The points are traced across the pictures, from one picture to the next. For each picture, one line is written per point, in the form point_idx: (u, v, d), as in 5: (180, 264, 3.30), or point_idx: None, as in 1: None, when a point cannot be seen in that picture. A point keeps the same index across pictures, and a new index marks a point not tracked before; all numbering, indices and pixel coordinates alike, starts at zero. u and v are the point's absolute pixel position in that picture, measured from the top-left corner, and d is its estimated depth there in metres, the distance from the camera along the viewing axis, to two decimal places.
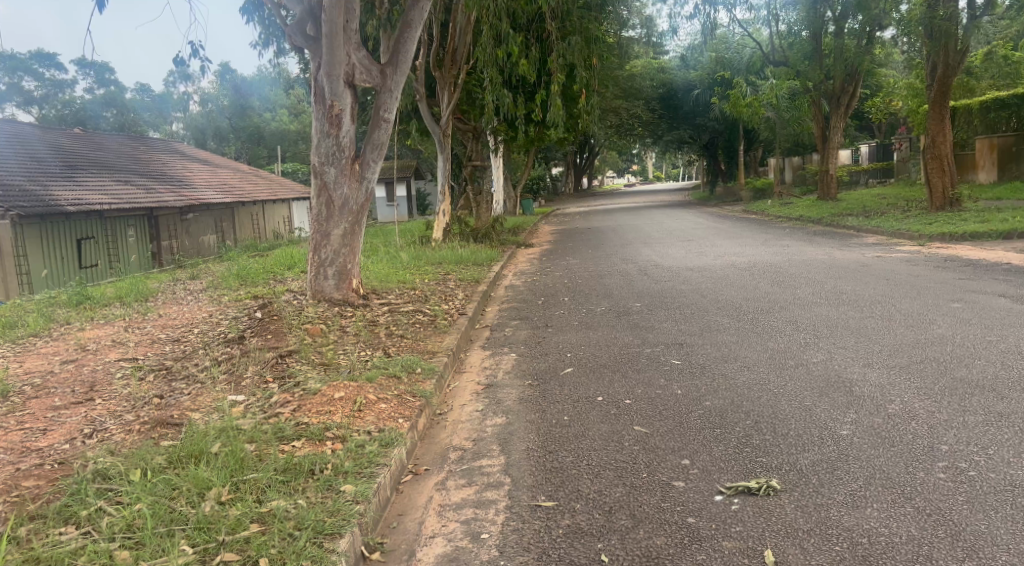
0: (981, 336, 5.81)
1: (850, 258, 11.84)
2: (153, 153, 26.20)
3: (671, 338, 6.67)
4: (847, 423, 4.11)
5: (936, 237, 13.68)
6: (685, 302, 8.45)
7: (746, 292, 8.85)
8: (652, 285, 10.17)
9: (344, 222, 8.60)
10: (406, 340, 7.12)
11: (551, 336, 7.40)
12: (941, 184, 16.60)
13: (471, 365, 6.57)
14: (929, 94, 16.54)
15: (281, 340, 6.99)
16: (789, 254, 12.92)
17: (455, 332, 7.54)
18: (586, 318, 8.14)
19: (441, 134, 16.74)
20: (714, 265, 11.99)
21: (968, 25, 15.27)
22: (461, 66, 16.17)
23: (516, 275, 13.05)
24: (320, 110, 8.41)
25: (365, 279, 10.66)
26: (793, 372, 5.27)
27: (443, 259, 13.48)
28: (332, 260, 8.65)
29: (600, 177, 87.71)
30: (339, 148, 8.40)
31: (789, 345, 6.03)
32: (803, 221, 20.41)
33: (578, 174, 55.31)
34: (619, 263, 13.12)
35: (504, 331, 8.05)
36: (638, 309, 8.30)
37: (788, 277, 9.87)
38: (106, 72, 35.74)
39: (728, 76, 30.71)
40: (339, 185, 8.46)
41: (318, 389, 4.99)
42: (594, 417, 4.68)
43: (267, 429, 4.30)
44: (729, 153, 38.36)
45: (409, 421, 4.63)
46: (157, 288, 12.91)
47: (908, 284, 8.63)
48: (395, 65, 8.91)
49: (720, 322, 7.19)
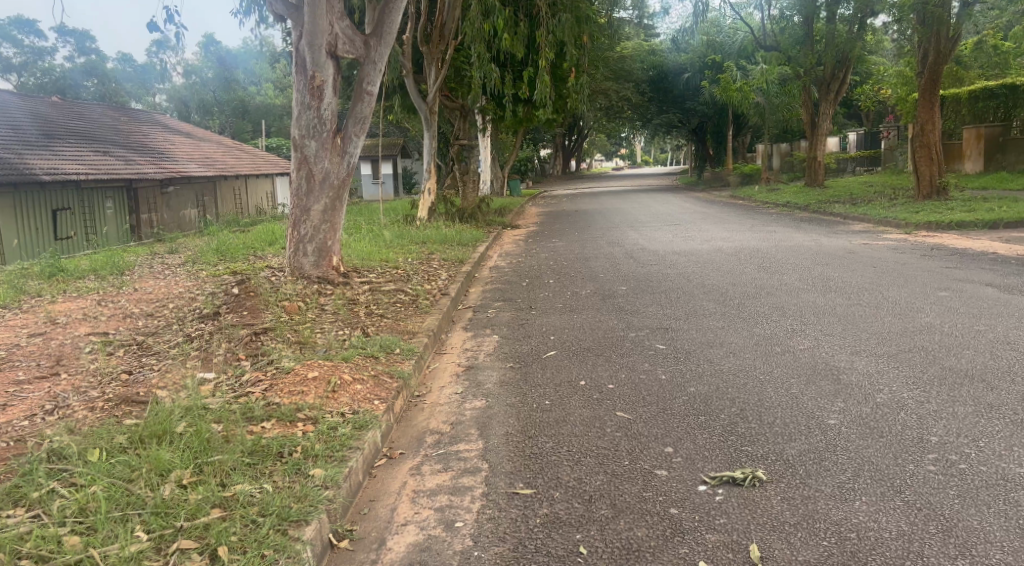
0: (968, 326, 5.71)
1: (836, 245, 11.76)
2: (134, 124, 25.71)
3: (657, 323, 6.56)
4: (835, 413, 4.00)
5: (922, 225, 13.62)
6: (671, 287, 8.33)
7: (733, 277, 8.75)
8: (639, 268, 10.05)
9: (325, 198, 8.39)
10: (386, 320, 6.96)
11: (534, 318, 7.27)
12: (929, 172, 16.53)
13: (453, 347, 6.42)
14: (920, 82, 16.43)
15: (257, 317, 6.83)
16: (776, 240, 12.83)
17: (436, 312, 7.37)
18: (571, 300, 8.02)
19: (428, 111, 16.47)
20: (701, 249, 11.89)
21: (961, 11, 15.16)
22: (449, 41, 15.88)
23: (501, 256, 12.90)
24: (301, 81, 8.18)
25: (346, 256, 10.46)
26: (779, 359, 5.17)
27: (427, 238, 13.28)
28: (312, 236, 8.45)
29: (588, 160, 87.39)
30: (320, 120, 8.19)
31: (777, 332, 5.92)
32: (790, 208, 20.37)
33: (566, 157, 55.03)
34: (606, 246, 12.98)
35: (487, 312, 7.91)
36: (623, 293, 8.18)
37: (775, 263, 9.77)
38: (87, 40, 35.04)
39: (718, 60, 30.57)
40: (320, 159, 8.24)
41: (292, 368, 4.83)
42: (575, 402, 4.55)
43: (236, 409, 4.14)
44: (717, 139, 38.24)
45: (385, 403, 4.49)
46: (133, 262, 12.64)
47: (895, 273, 8.55)
48: (379, 37, 8.68)
49: (705, 307, 7.07)
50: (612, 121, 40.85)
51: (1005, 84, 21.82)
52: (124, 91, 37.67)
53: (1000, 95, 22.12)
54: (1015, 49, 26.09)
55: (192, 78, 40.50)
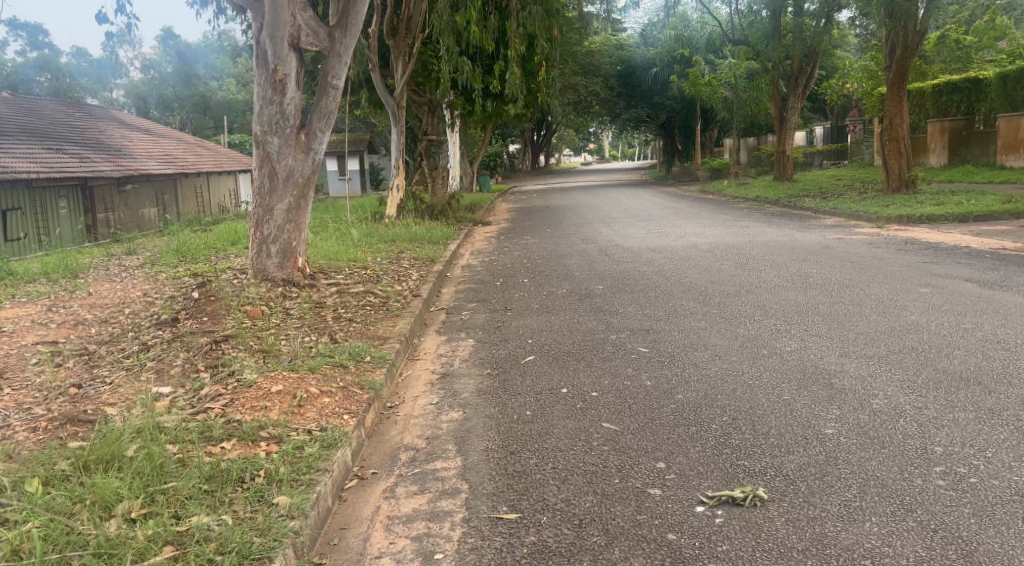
0: (954, 323, 5.59)
1: (811, 240, 11.68)
2: (89, 120, 24.92)
3: (637, 324, 6.35)
4: (831, 421, 3.81)
5: (893, 219, 13.63)
6: (648, 285, 8.14)
7: (711, 274, 8.58)
8: (614, 266, 9.85)
9: (289, 196, 8.03)
10: (356, 324, 6.65)
11: (510, 320, 7.01)
12: (897, 166, 16.60)
13: (426, 353, 6.13)
14: (888, 75, 16.45)
15: (218, 323, 6.48)
16: (750, 235, 12.72)
17: (408, 315, 7.07)
18: (547, 301, 7.78)
19: (395, 106, 16.09)
20: (675, 245, 11.74)
21: (929, 3, 15.18)
22: (415, 34, 15.59)
23: (473, 254, 12.63)
24: (263, 75, 7.81)
25: (312, 256, 10.10)
26: (766, 362, 4.98)
27: (397, 236, 12.96)
28: (275, 237, 8.09)
29: (557, 155, 87.17)
30: (283, 116, 7.84)
31: (762, 333, 5.73)
32: (760, 202, 20.37)
33: (535, 152, 54.80)
34: (579, 243, 12.78)
35: (460, 314, 7.63)
36: (600, 292, 7.96)
37: (752, 259, 9.64)
38: (40, 33, 33.90)
39: (686, 54, 30.57)
40: (283, 156, 7.89)
41: (253, 381, 4.50)
42: (558, 412, 4.31)
43: (194, 428, 3.83)
44: (686, 133, 38.32)
45: (356, 417, 4.20)
46: (88, 264, 12.13)
47: (873, 268, 8.46)
48: (344, 29, 8.32)
49: (686, 307, 6.89)
50: (580, 116, 40.72)
51: (968, 77, 22.07)
52: (79, 87, 36.56)
53: (963, 89, 22.37)
54: (977, 44, 26.42)
55: (151, 72, 39.49)
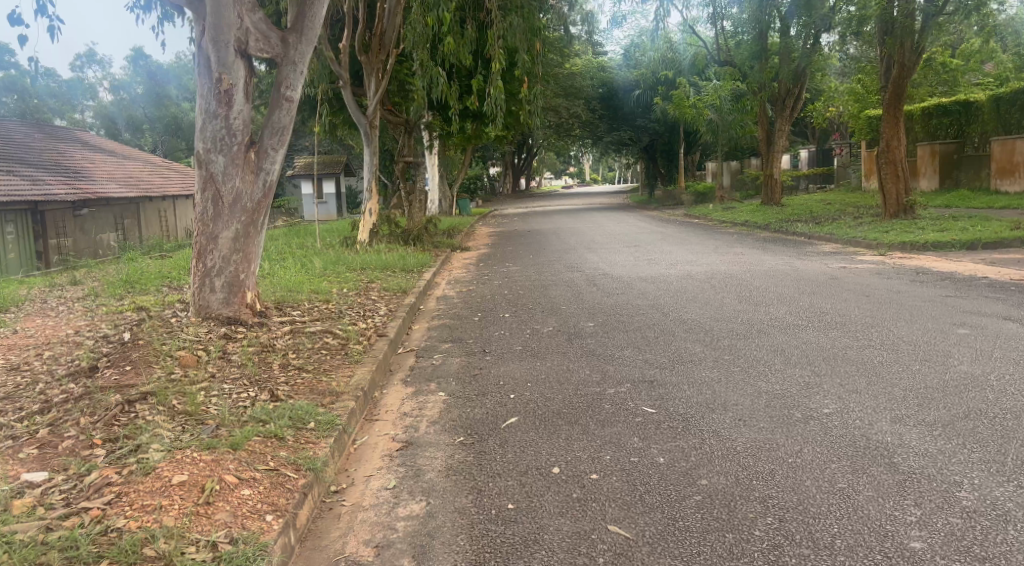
0: (1018, 377, 4.68)
1: (814, 270, 10.83)
2: (48, 140, 23.77)
3: (639, 374, 5.40)
4: (915, 528, 2.86)
5: (895, 246, 12.87)
6: (645, 323, 7.19)
7: (714, 310, 7.66)
8: (604, 299, 8.94)
9: (236, 222, 7.02)
10: (306, 374, 5.62)
11: (491, 367, 6.02)
12: (895, 190, 15.78)
13: (387, 412, 5.11)
14: (884, 96, 15.79)
15: (142, 375, 5.45)
16: (747, 263, 11.86)
17: (370, 362, 6.06)
18: (530, 342, 6.82)
19: (368, 125, 15.14)
20: (668, 274, 10.85)
21: (928, 17, 14.54)
22: (389, 50, 14.69)
23: (450, 283, 11.65)
24: (206, 85, 6.85)
25: (269, 289, 9.05)
26: (803, 431, 4.03)
27: (367, 264, 11.96)
28: (220, 269, 7.07)
29: (538, 178, 86.62)
30: (230, 131, 6.87)
31: (791, 388, 4.79)
32: (750, 227, 19.63)
33: (516, 175, 54.07)
34: (564, 271, 11.86)
35: (432, 357, 6.62)
36: (591, 331, 7.02)
37: (756, 291, 8.75)
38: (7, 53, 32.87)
39: (670, 76, 30.09)
40: (228, 177, 6.90)
41: (153, 466, 3.43)
42: (549, 506, 3.33)
43: (47, 546, 2.77)
44: (668, 157, 37.73)
45: (283, 518, 3.18)
46: (24, 296, 11.01)
47: (892, 303, 7.60)
48: (300, 33, 7.30)
49: (694, 352, 5.94)
50: (561, 138, 40.08)
51: (960, 100, 21.58)
52: (46, 107, 35.41)
53: (954, 112, 21.88)
54: (964, 67, 26.10)
55: (120, 93, 38.48)
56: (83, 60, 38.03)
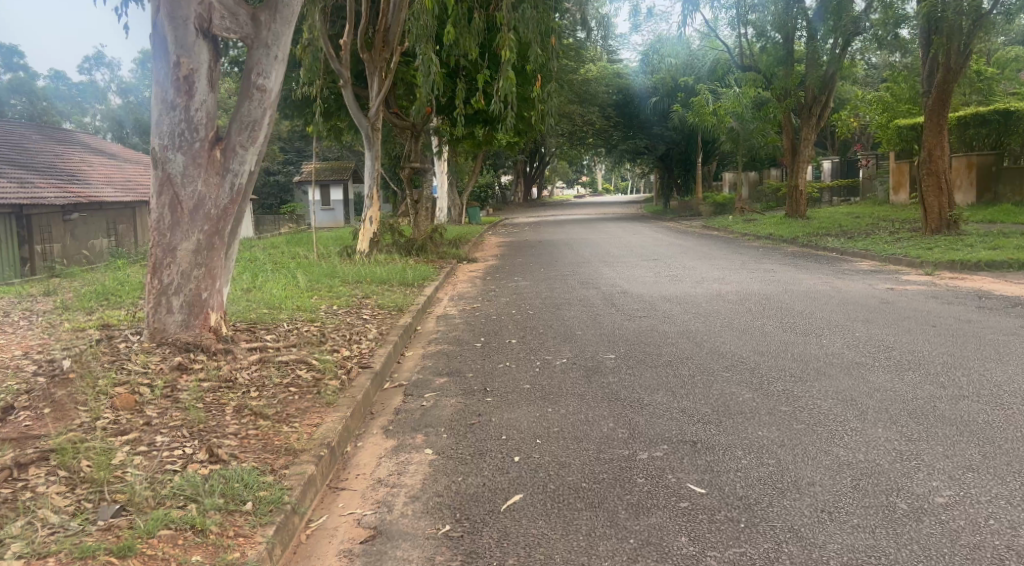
0: None
1: (859, 291, 9.70)
2: (45, 141, 22.98)
3: (679, 432, 4.28)
4: None
5: (942, 265, 11.73)
6: (677, 357, 6.08)
7: (756, 342, 6.54)
8: (624, 323, 7.83)
9: (198, 232, 5.97)
10: (262, 423, 4.55)
11: (493, 413, 4.92)
12: (937, 204, 14.59)
13: (360, 475, 4.04)
14: (926, 101, 14.62)
15: (58, 423, 4.38)
16: (782, 282, 10.71)
17: (344, 404, 4.98)
18: (540, 379, 5.74)
19: (370, 127, 14.13)
20: (696, 294, 9.72)
21: (979, 17, 13.19)
22: (393, 47, 13.71)
23: (453, 300, 10.59)
24: (163, 71, 5.86)
25: (246, 308, 7.99)
26: (919, 537, 2.91)
27: (363, 277, 10.94)
28: (178, 286, 6.02)
29: (551, 187, 85.89)
30: (190, 125, 5.87)
31: (881, 460, 3.67)
32: (775, 240, 18.48)
33: (528, 184, 53.05)
34: (579, 288, 10.75)
35: (422, 396, 5.53)
36: (613, 366, 5.92)
37: (800, 318, 7.63)
38: (15, 55, 32.44)
39: (691, 81, 29.05)
40: (188, 180, 5.88)
41: None
42: None
43: None
44: (685, 167, 36.55)
45: None
46: None
47: (967, 336, 6.45)
48: (274, 10, 6.22)
49: (742, 401, 4.81)
50: (575, 145, 39.06)
51: (998, 109, 20.35)
52: (55, 110, 34.81)
53: (992, 122, 20.64)
54: (999, 75, 24.87)
55: (129, 96, 37.81)
56: (91, 63, 37.47)
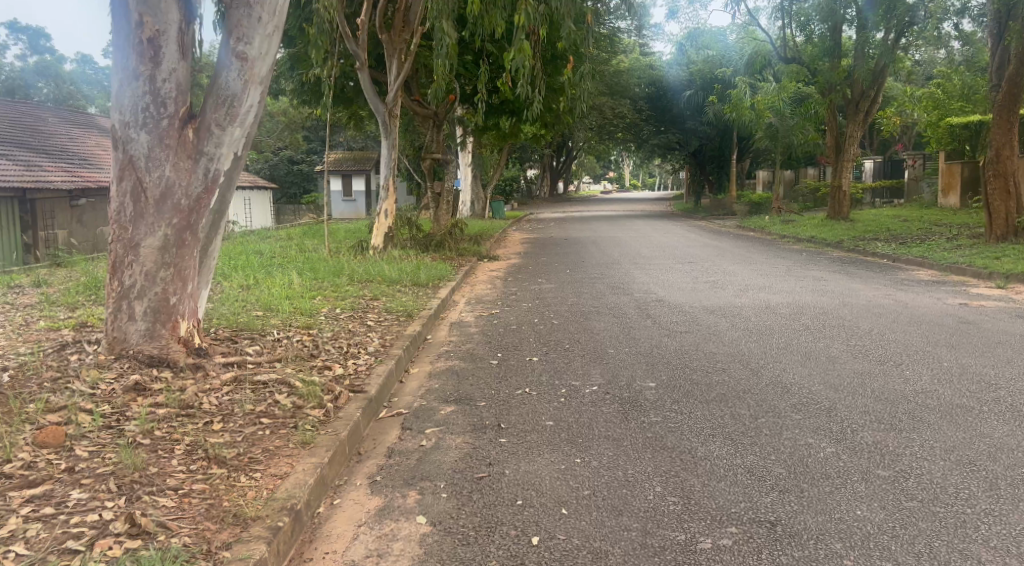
0: None
1: (928, 306, 8.56)
2: (60, 123, 22.36)
3: (753, 505, 3.25)
4: None
5: (1015, 276, 10.50)
6: (732, 391, 5.02)
7: (825, 371, 5.48)
8: (663, 339, 6.78)
9: (165, 226, 5.03)
10: (215, 472, 3.60)
11: (507, 463, 3.91)
12: (1004, 209, 13.30)
13: (332, 555, 3.07)
14: (996, 95, 13.31)
15: None
16: (836, 293, 9.61)
17: (324, 446, 3.99)
18: (564, 413, 4.74)
19: (387, 113, 13.17)
20: (742, 305, 8.64)
21: None
22: (413, 27, 12.74)
23: (469, 303, 9.63)
24: (126, 34, 4.96)
25: (235, 311, 7.06)
26: None
27: (373, 275, 10.04)
28: (140, 289, 5.10)
29: (578, 183, 84.83)
30: (155, 97, 4.96)
31: None
32: (818, 244, 17.28)
33: (554, 178, 51.95)
34: (609, 294, 9.71)
35: (421, 432, 4.54)
36: (653, 400, 4.90)
37: (870, 340, 6.53)
38: (42, 37, 32.14)
39: (728, 73, 27.80)
40: (154, 163, 4.97)
41: None
42: None
43: None
44: (718, 164, 35.20)
45: None
46: None
47: None
48: None
49: (825, 460, 3.75)
50: (603, 140, 37.92)
51: None
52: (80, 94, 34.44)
53: None
54: None
55: None
56: None
